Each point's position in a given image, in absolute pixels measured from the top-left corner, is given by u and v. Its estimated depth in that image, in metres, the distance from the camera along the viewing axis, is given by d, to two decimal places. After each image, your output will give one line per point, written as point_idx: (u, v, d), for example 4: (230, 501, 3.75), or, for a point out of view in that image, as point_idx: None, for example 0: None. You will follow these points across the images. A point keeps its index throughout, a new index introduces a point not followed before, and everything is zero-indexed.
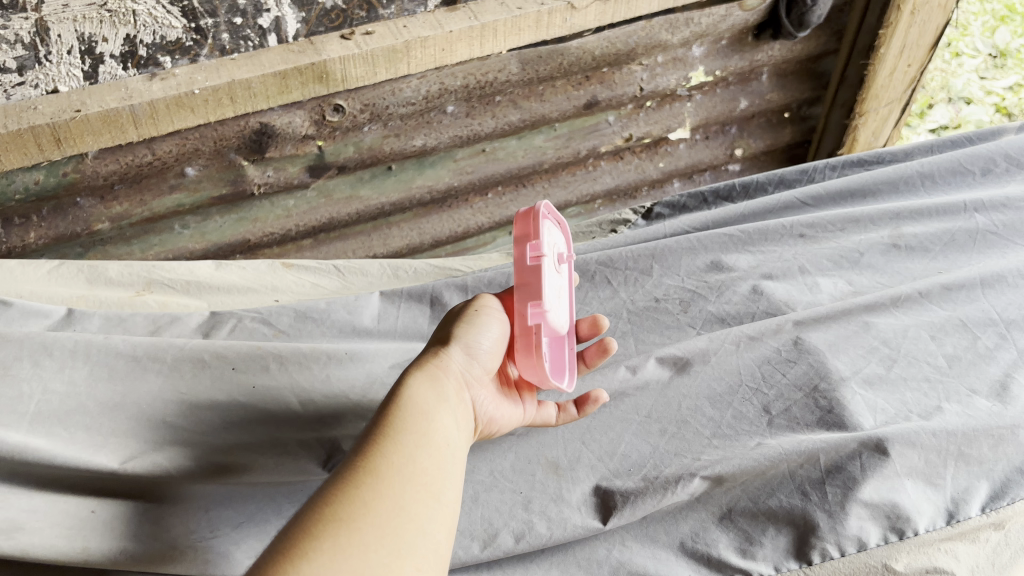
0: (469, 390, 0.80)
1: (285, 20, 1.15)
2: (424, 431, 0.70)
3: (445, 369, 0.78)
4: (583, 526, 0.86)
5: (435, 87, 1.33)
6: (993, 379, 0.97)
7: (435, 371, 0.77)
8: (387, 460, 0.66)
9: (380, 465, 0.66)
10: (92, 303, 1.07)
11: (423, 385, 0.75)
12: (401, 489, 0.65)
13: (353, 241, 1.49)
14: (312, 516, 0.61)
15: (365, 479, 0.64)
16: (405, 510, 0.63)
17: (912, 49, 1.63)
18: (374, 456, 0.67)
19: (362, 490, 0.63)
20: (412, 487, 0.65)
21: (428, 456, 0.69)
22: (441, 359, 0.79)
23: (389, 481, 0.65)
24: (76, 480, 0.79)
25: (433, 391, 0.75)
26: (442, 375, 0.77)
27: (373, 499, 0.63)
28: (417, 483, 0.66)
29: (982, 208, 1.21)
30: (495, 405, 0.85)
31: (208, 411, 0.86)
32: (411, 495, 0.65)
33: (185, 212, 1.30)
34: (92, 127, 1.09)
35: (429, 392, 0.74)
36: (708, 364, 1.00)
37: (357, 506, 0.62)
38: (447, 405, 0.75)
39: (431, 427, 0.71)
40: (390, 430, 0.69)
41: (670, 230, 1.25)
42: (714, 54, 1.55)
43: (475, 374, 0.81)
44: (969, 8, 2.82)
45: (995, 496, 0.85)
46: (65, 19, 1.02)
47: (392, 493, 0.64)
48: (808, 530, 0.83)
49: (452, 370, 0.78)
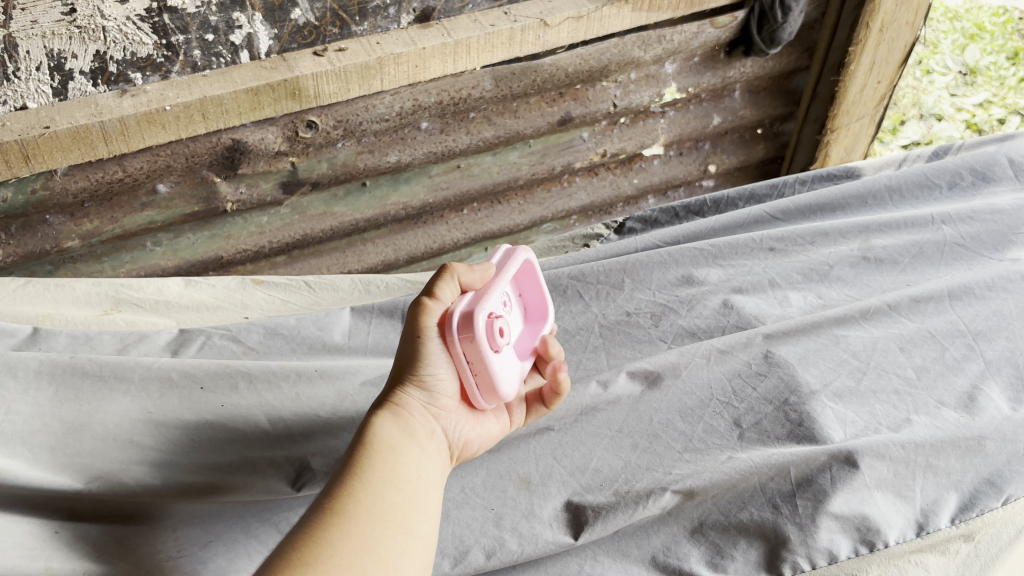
0: (437, 419, 0.79)
1: (258, 37, 1.16)
2: (390, 468, 0.70)
3: (408, 405, 0.77)
4: (555, 542, 0.86)
5: (408, 104, 1.33)
6: (961, 391, 0.98)
7: (398, 407, 0.76)
8: (355, 499, 0.66)
9: (347, 505, 0.66)
10: (59, 321, 1.05)
11: (391, 420, 0.74)
12: (370, 528, 0.65)
13: (327, 257, 1.49)
14: (280, 560, 0.61)
15: (332, 519, 0.64)
16: (373, 548, 0.64)
17: (881, 65, 1.66)
18: (341, 497, 0.67)
19: (329, 531, 0.63)
20: (380, 524, 0.66)
21: (398, 491, 0.69)
22: (403, 395, 0.77)
23: (358, 520, 0.65)
24: (38, 502, 0.78)
25: (400, 428, 0.74)
26: (407, 412, 0.76)
27: (341, 540, 0.63)
28: (386, 521, 0.66)
29: (949, 220, 1.23)
30: (470, 427, 0.84)
31: (176, 430, 0.85)
32: (379, 532, 0.65)
33: (157, 229, 1.28)
34: (61, 142, 1.08)
35: (391, 429, 0.74)
36: (679, 378, 1.00)
37: (325, 549, 0.62)
38: (416, 438, 0.75)
39: (400, 463, 0.71)
40: (358, 471, 0.69)
41: (641, 244, 1.25)
42: (687, 72, 1.57)
43: (442, 404, 0.80)
44: (939, 28, 2.88)
45: (964, 507, 0.86)
46: (33, 36, 1.02)
47: (360, 533, 0.64)
48: (779, 543, 0.84)
49: (415, 405, 0.77)
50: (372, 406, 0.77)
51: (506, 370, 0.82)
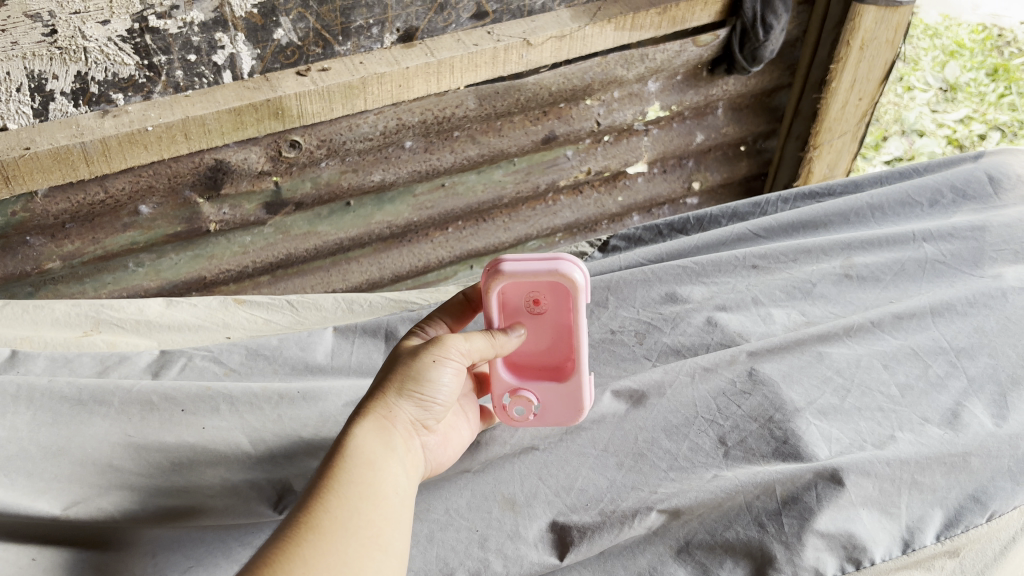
0: (416, 436, 0.79)
1: (240, 57, 1.15)
2: (367, 482, 0.69)
3: (393, 420, 0.77)
4: (540, 563, 0.85)
5: (392, 123, 1.33)
6: (945, 407, 0.98)
7: (385, 420, 0.76)
8: (330, 514, 0.65)
9: (323, 519, 0.65)
10: (38, 344, 1.04)
11: (372, 433, 0.74)
12: (345, 544, 0.64)
13: (311, 277, 1.48)
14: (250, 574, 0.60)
15: (305, 534, 0.63)
16: (349, 566, 0.63)
17: (862, 82, 1.67)
18: (316, 510, 0.65)
19: (302, 546, 0.62)
20: (355, 540, 0.65)
21: (375, 506, 0.68)
22: (394, 410, 0.77)
23: (332, 535, 0.64)
24: (14, 529, 0.77)
25: (380, 443, 0.73)
26: (390, 426, 0.76)
27: (315, 556, 0.62)
28: (362, 537, 0.65)
29: (930, 237, 1.24)
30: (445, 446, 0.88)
31: (157, 454, 0.84)
32: (355, 548, 0.64)
33: (139, 250, 1.28)
34: (42, 164, 1.07)
35: (372, 443, 0.73)
36: (664, 397, 1.00)
37: (297, 565, 0.61)
38: (395, 454, 0.74)
39: (379, 477, 0.70)
40: (333, 483, 0.68)
41: (625, 262, 1.26)
42: (669, 90, 1.58)
43: (422, 423, 0.80)
44: (920, 45, 2.90)
45: (949, 524, 0.85)
46: (14, 57, 1.01)
47: (334, 549, 0.63)
48: (765, 561, 0.82)
49: (400, 421, 0.77)
50: (358, 408, 0.77)
51: (558, 403, 0.93)
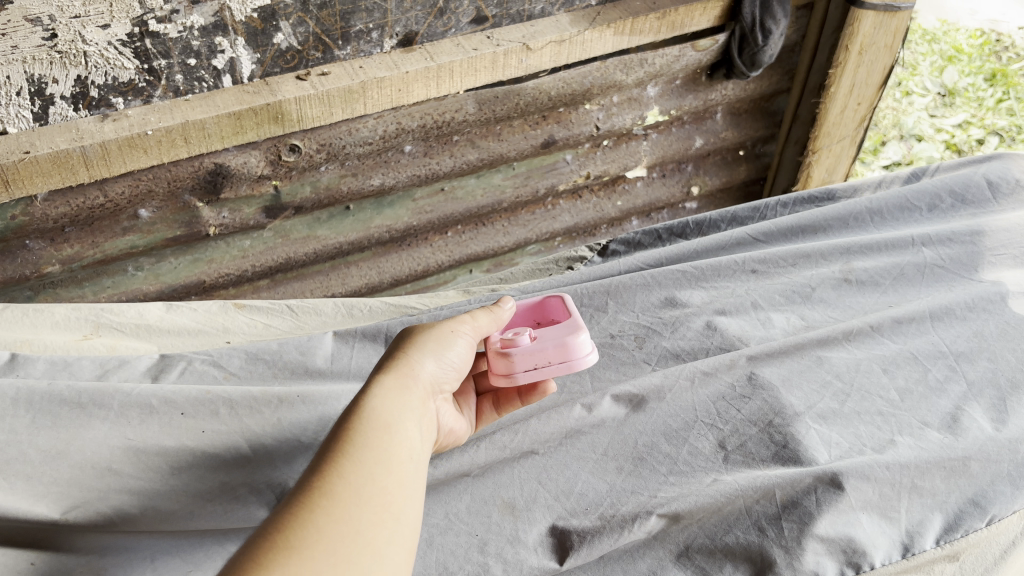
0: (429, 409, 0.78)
1: (240, 61, 1.15)
2: (384, 446, 0.65)
3: (412, 384, 0.75)
4: (539, 568, 0.85)
5: (392, 127, 1.33)
6: (944, 411, 0.98)
7: (401, 388, 0.73)
8: (343, 481, 0.61)
9: (336, 486, 0.60)
10: (38, 347, 1.04)
11: (386, 400, 0.70)
12: (359, 512, 0.59)
13: (310, 281, 1.48)
14: (262, 543, 0.55)
15: (318, 501, 0.58)
16: (362, 535, 0.58)
17: (861, 87, 1.67)
18: (330, 476, 0.61)
19: (315, 512, 0.57)
20: (370, 507, 0.60)
21: (389, 473, 0.64)
22: (417, 363, 0.79)
23: (346, 503, 0.59)
24: (12, 533, 0.77)
25: (395, 410, 0.70)
26: (407, 393, 0.73)
27: (329, 522, 0.57)
28: (375, 505, 0.60)
29: (929, 242, 1.24)
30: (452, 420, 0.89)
31: (157, 458, 0.84)
32: (369, 518, 0.59)
33: (139, 254, 1.28)
34: (42, 168, 1.07)
35: (390, 407, 0.70)
36: (663, 401, 1.00)
37: (311, 532, 0.56)
38: (411, 420, 0.70)
39: (393, 444, 0.66)
40: (348, 449, 0.64)
41: (625, 266, 1.26)
42: (669, 94, 1.58)
43: (440, 382, 0.82)
44: (918, 50, 2.90)
45: (949, 528, 0.85)
46: (13, 61, 1.01)
47: (348, 517, 0.58)
48: (764, 566, 0.82)
49: (418, 383, 0.76)
50: (376, 372, 0.76)
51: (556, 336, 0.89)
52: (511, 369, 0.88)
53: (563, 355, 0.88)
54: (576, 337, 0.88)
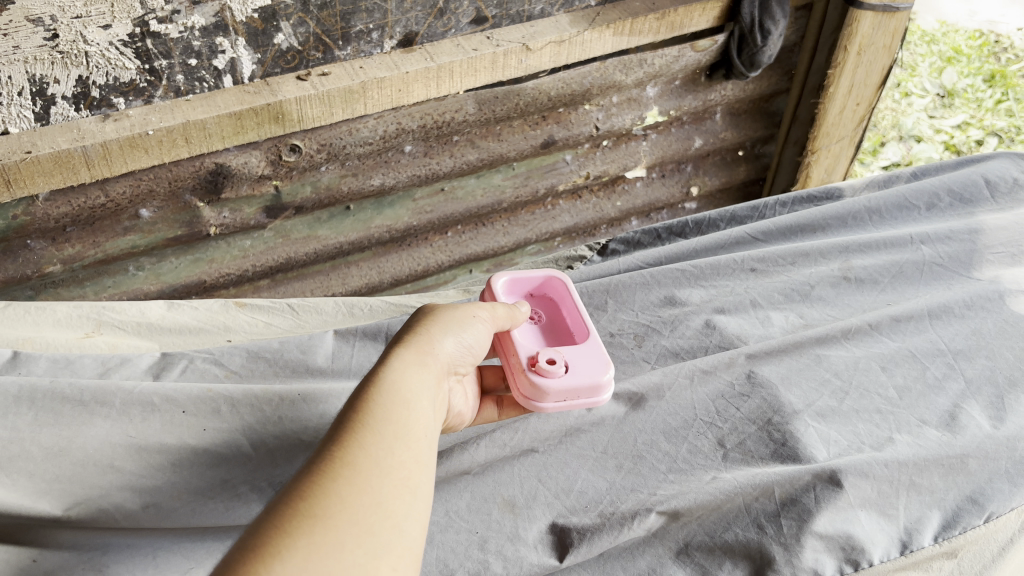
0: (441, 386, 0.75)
1: (241, 62, 1.16)
2: (406, 419, 0.63)
3: (431, 358, 0.74)
4: (539, 565, 0.85)
5: (392, 127, 1.34)
6: (942, 409, 0.99)
7: (420, 360, 0.71)
8: (366, 451, 0.59)
9: (358, 455, 0.58)
10: (39, 345, 1.05)
11: (408, 371, 0.68)
12: (380, 483, 0.58)
13: (310, 281, 1.48)
14: (284, 510, 0.53)
15: (339, 469, 0.57)
16: (383, 507, 0.56)
17: (860, 87, 1.67)
18: (351, 444, 0.59)
19: (337, 481, 0.56)
20: (391, 479, 0.58)
21: (409, 447, 0.62)
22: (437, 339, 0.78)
23: (368, 474, 0.57)
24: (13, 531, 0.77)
25: (416, 382, 0.68)
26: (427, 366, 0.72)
27: (351, 493, 0.55)
28: (396, 478, 0.59)
29: (927, 240, 1.24)
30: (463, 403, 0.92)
31: (158, 455, 0.84)
32: (389, 490, 0.58)
33: (139, 253, 1.28)
34: (43, 168, 1.07)
35: (407, 380, 0.68)
36: (663, 400, 1.00)
37: (333, 502, 0.54)
38: (429, 394, 0.69)
39: (414, 417, 0.64)
40: (369, 417, 0.62)
41: (625, 265, 1.26)
42: (668, 95, 1.59)
43: (456, 362, 0.81)
44: (916, 50, 2.89)
45: (947, 525, 0.86)
46: (15, 61, 1.01)
47: (370, 488, 0.57)
48: (764, 563, 0.82)
49: (437, 358, 0.75)
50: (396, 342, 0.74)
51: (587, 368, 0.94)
52: (542, 396, 0.91)
53: (591, 390, 0.93)
54: (606, 376, 0.94)
